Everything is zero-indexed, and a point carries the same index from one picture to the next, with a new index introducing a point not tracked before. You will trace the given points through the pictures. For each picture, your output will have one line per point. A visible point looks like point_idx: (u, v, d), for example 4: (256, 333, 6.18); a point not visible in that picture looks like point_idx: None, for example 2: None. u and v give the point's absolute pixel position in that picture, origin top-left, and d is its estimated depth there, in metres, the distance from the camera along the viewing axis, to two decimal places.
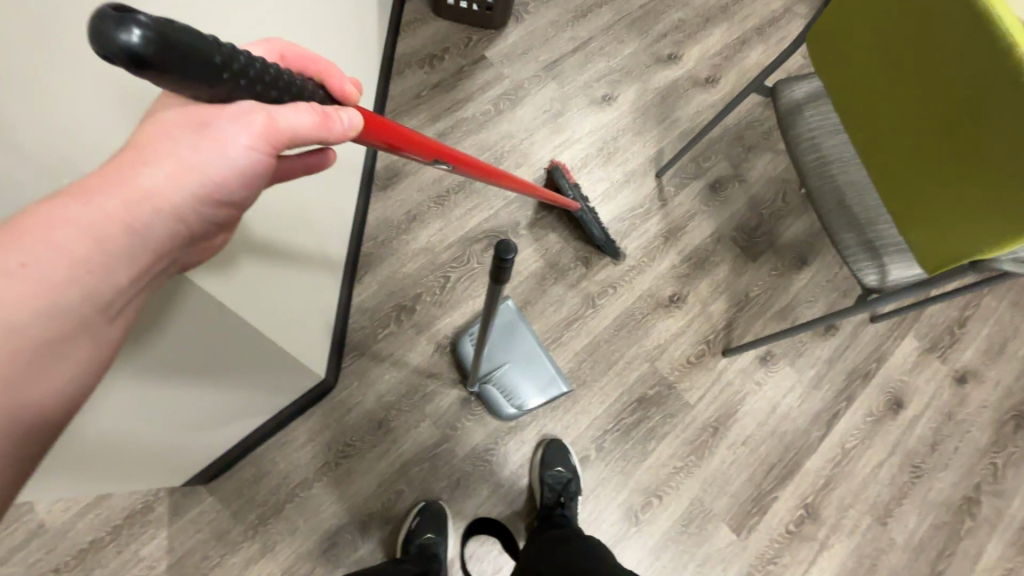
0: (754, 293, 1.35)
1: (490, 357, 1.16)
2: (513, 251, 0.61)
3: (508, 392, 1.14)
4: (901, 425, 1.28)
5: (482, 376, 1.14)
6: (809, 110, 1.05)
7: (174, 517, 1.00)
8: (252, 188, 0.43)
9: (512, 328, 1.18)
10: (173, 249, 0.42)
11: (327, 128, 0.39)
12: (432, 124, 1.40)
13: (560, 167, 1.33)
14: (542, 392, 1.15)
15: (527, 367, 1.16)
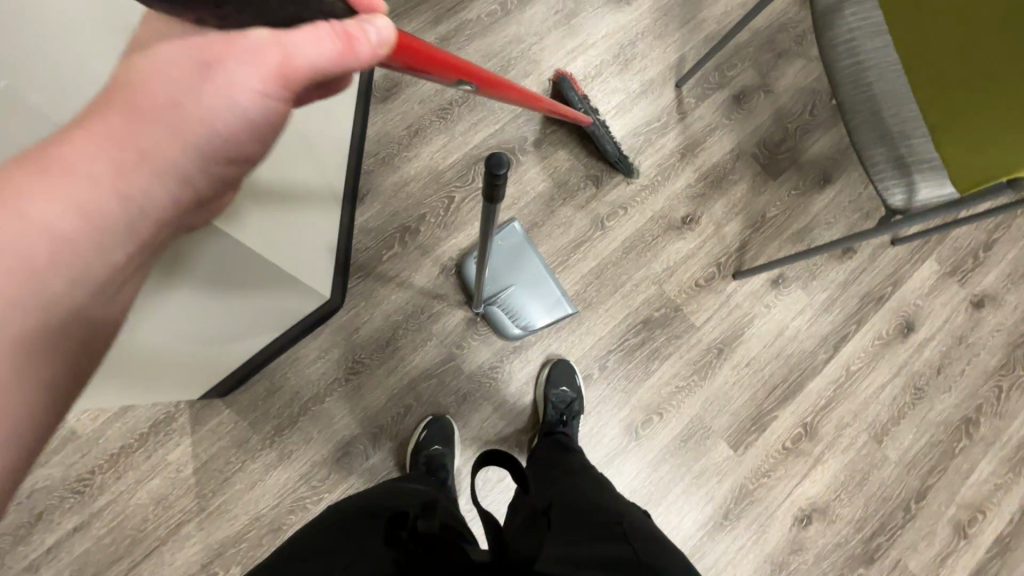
0: (771, 214, 1.30)
1: (495, 280, 1.16)
2: (503, 165, 0.59)
3: (514, 314, 1.15)
4: (910, 348, 1.27)
5: (488, 298, 1.15)
6: (850, 8, 0.94)
7: (196, 426, 1.06)
8: (264, 138, 0.41)
9: (520, 251, 1.17)
10: (182, 209, 0.41)
11: (344, 53, 0.33)
12: (434, 27, 1.29)
13: (568, 77, 1.24)
14: (548, 314, 1.16)
15: (532, 289, 1.16)
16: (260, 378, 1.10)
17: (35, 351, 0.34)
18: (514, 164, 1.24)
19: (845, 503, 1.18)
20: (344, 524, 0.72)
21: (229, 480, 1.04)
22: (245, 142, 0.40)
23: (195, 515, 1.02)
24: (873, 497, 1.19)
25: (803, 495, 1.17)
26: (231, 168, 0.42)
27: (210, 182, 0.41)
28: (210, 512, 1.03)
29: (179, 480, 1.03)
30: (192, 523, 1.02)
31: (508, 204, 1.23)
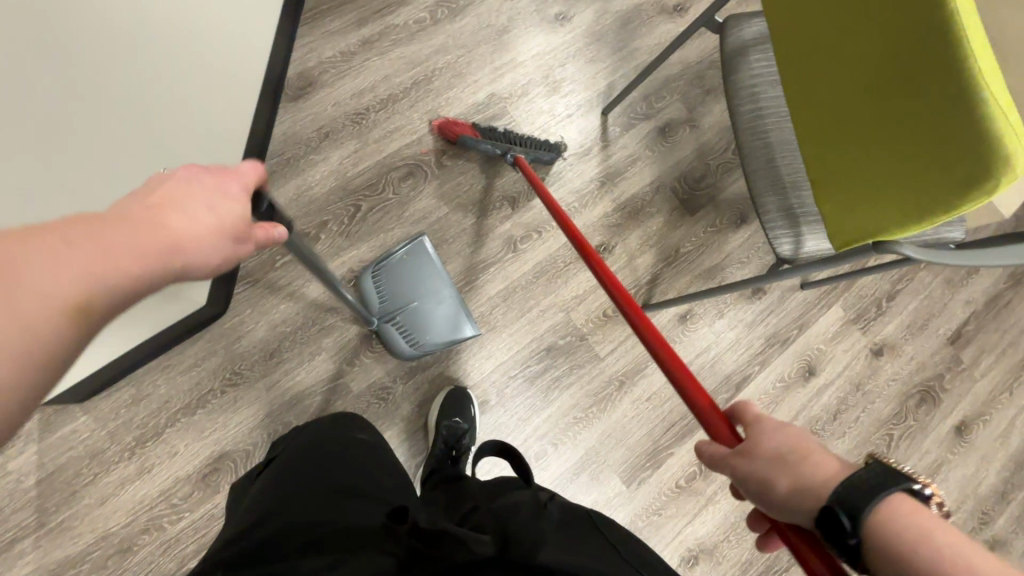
0: (685, 248, 1.30)
1: (394, 296, 1.10)
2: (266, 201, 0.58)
3: (409, 333, 1.09)
4: (808, 392, 1.29)
5: (384, 314, 1.09)
6: (754, 55, 0.95)
7: (45, 433, 0.97)
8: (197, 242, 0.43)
9: (421, 265, 1.12)
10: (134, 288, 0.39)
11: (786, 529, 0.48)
12: (357, 29, 1.24)
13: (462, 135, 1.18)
14: (450, 332, 1.10)
15: (431, 305, 1.10)
16: (126, 383, 1.01)
17: (38, 347, 0.33)
18: (428, 177, 1.21)
19: (733, 545, 1.18)
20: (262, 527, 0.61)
21: (77, 496, 0.96)
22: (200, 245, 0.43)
23: (33, 530, 0.94)
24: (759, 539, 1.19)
25: (691, 535, 1.17)
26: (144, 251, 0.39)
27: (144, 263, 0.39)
28: (51, 527, 0.94)
29: (18, 492, 0.94)
30: (28, 540, 0.93)
31: (418, 218, 1.19)
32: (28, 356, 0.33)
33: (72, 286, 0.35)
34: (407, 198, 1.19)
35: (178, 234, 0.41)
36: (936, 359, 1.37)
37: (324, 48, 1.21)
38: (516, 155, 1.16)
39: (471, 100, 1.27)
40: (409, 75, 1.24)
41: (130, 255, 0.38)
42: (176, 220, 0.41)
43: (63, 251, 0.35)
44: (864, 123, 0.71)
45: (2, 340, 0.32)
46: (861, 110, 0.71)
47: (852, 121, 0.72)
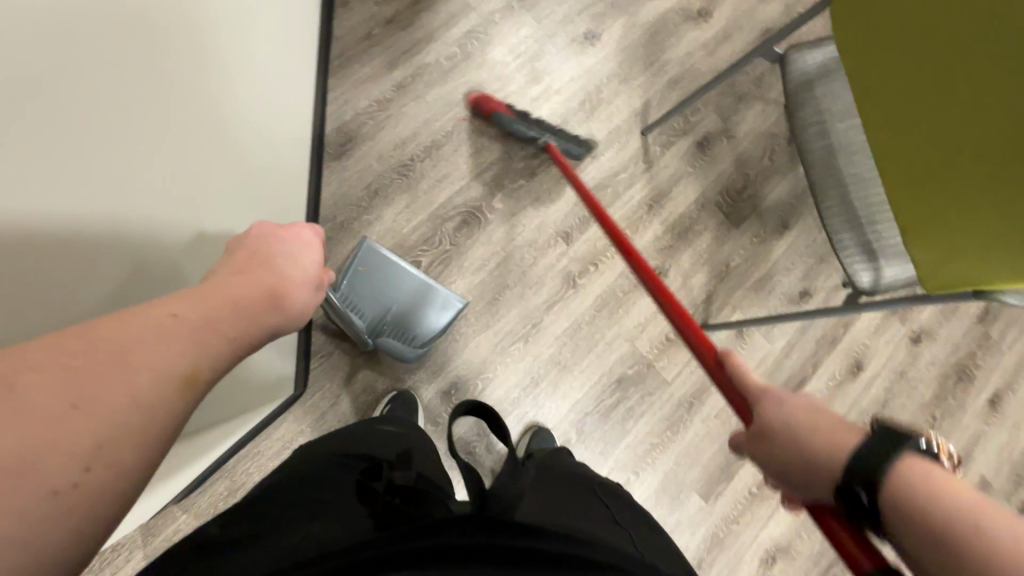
0: (735, 263, 1.32)
1: (373, 306, 1.08)
2: None
3: (403, 333, 1.08)
4: (859, 386, 1.35)
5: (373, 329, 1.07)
6: (819, 89, 0.95)
7: (149, 538, 0.96)
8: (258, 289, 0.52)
9: (382, 267, 1.08)
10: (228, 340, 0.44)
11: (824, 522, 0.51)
12: (389, 74, 1.19)
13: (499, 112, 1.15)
14: (438, 313, 1.09)
15: (415, 300, 1.09)
16: (219, 475, 1.00)
17: (152, 425, 0.35)
18: (482, 223, 1.20)
19: (805, 541, 1.26)
20: (282, 487, 0.67)
21: None
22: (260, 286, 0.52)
23: None
24: None
25: (766, 537, 1.24)
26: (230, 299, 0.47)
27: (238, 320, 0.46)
28: None
29: None
30: None
31: (477, 267, 1.18)
32: (142, 433, 0.34)
33: (183, 359, 0.38)
34: (464, 247, 1.18)
35: (245, 309, 0.48)
36: (968, 338, 1.45)
37: (358, 99, 1.16)
38: (548, 140, 1.14)
39: (511, 136, 1.24)
40: (447, 118, 1.21)
41: (215, 328, 0.43)
42: (239, 296, 0.48)
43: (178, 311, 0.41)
44: (936, 167, 0.76)
45: (128, 413, 0.34)
46: (951, 166, 0.74)
47: (947, 168, 0.75)
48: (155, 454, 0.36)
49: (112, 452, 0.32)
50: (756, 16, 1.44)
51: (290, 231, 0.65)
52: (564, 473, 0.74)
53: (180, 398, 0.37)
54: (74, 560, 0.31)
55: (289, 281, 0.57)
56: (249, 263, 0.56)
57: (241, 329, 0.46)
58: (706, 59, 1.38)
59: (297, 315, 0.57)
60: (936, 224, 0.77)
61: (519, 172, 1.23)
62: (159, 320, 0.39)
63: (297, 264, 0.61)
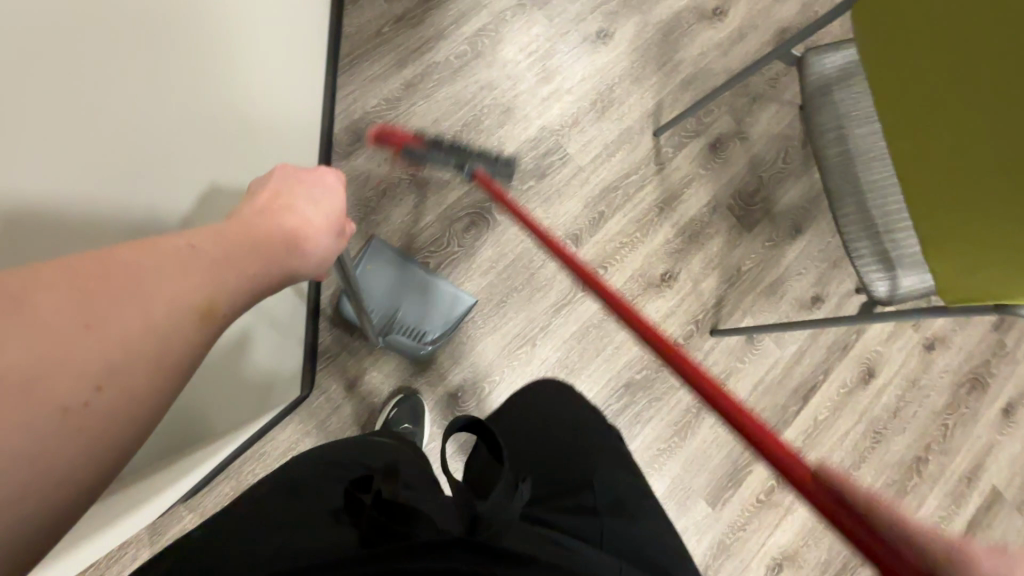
0: (746, 267, 1.30)
1: (382, 303, 1.08)
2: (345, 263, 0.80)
3: (412, 331, 1.08)
4: (870, 394, 1.34)
5: (383, 326, 1.07)
6: (837, 93, 0.93)
7: (155, 537, 0.96)
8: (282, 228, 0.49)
9: (388, 266, 1.10)
10: (251, 273, 0.42)
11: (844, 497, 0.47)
12: (399, 72, 1.18)
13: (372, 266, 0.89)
14: (446, 310, 1.10)
15: (425, 295, 1.10)
16: (225, 476, 1.00)
17: (165, 353, 0.34)
18: (490, 225, 1.19)
19: (812, 549, 1.24)
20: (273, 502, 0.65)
21: None
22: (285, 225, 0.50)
23: None
24: (835, 539, 1.26)
25: (773, 545, 1.23)
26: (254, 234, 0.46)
27: (261, 256, 0.44)
28: None
29: None
30: None
31: (484, 269, 1.18)
32: (155, 360, 0.34)
33: (199, 290, 0.37)
34: (472, 249, 1.17)
35: (264, 246, 0.45)
36: (983, 346, 1.42)
37: (367, 97, 1.15)
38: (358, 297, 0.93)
39: (522, 136, 1.22)
40: (456, 118, 1.19)
41: (234, 264, 0.41)
42: (261, 235, 0.46)
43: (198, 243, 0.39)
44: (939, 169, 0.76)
45: (140, 337, 0.33)
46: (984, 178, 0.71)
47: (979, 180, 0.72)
48: (171, 384, 0.35)
49: (125, 376, 0.32)
50: (772, 15, 1.41)
51: (312, 175, 0.59)
52: (562, 482, 0.72)
53: (196, 330, 0.36)
54: (85, 480, 0.31)
55: (311, 227, 0.53)
56: (274, 204, 0.53)
57: (262, 268, 0.44)
58: (721, 59, 1.36)
59: (319, 261, 0.54)
60: (954, 233, 0.76)
61: (528, 173, 1.22)
62: (176, 249, 0.37)
63: (321, 208, 0.56)
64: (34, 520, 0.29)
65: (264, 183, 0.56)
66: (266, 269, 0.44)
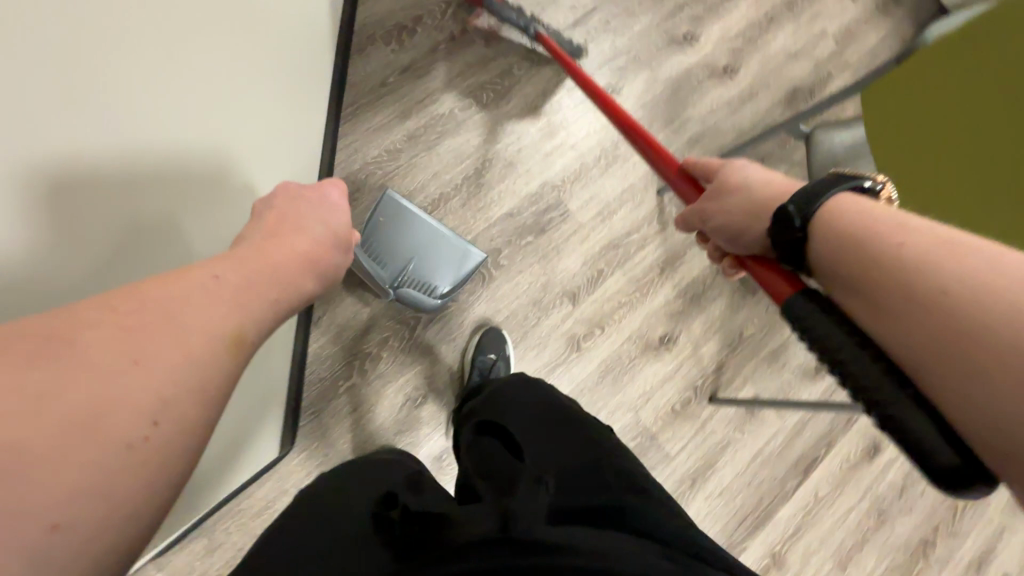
0: (749, 331, 1.26)
1: (394, 256, 1.08)
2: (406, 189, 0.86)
3: (425, 285, 1.09)
4: (875, 470, 1.28)
5: (394, 278, 1.07)
6: (846, 174, 0.89)
7: None
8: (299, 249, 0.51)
9: (402, 219, 1.09)
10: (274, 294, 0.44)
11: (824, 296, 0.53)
12: (402, 123, 1.17)
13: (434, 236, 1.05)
14: (458, 267, 1.11)
15: (437, 251, 1.10)
16: (198, 533, 0.97)
17: (209, 379, 0.35)
18: (486, 280, 1.17)
19: None
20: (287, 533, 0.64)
21: None
22: (298, 245, 0.52)
23: None
24: None
25: None
26: (273, 259, 0.47)
27: (284, 279, 0.46)
28: None
29: None
30: None
31: (477, 326, 1.15)
32: (202, 389, 0.34)
33: (232, 317, 0.38)
34: (466, 304, 1.15)
35: (279, 272, 0.46)
36: None
37: (368, 147, 1.15)
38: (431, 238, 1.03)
39: (523, 192, 1.21)
40: (458, 169, 1.18)
41: (254, 291, 0.42)
42: (274, 263, 0.47)
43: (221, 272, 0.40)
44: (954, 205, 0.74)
45: (187, 367, 0.34)
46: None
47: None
48: (215, 413, 0.36)
49: (177, 407, 0.33)
50: (784, 74, 1.40)
51: (311, 193, 0.62)
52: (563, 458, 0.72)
53: (232, 356, 0.37)
54: (148, 513, 0.31)
55: (317, 247, 0.54)
56: (282, 225, 0.54)
57: (279, 293, 0.45)
58: (730, 117, 1.34)
59: (328, 280, 0.55)
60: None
61: (528, 228, 1.20)
62: (200, 283, 0.38)
63: (324, 232, 0.57)
64: (109, 549, 0.30)
65: (265, 210, 0.57)
66: (287, 289, 0.46)
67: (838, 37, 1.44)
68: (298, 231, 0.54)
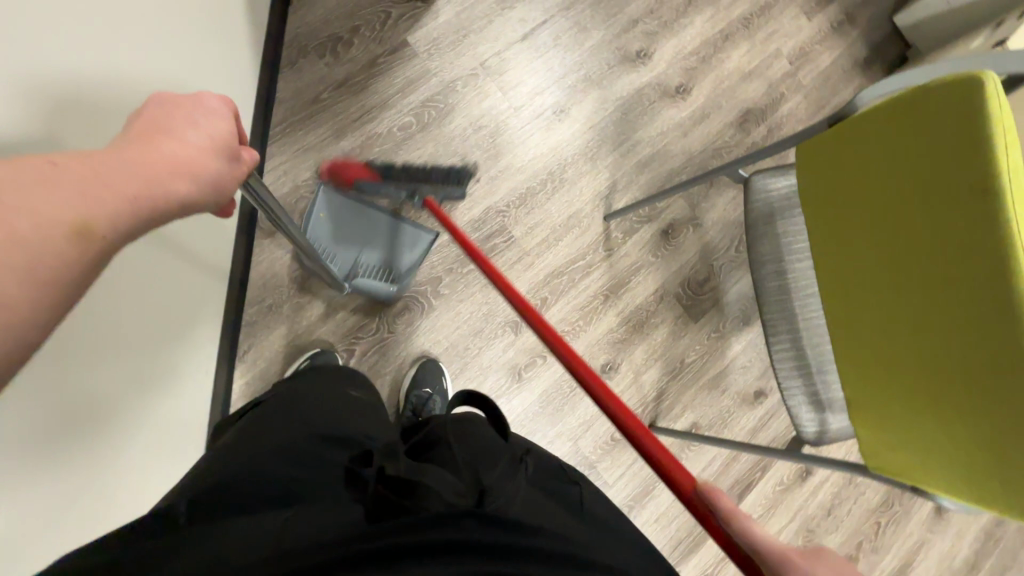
0: (690, 358, 1.27)
1: (343, 251, 1.07)
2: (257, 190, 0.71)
3: (379, 271, 1.08)
4: (806, 492, 1.31)
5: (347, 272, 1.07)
6: (781, 224, 0.89)
7: None
8: (181, 164, 0.41)
9: (346, 209, 1.07)
10: (144, 199, 0.37)
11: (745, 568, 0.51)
12: (336, 143, 1.11)
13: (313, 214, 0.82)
14: (411, 249, 1.09)
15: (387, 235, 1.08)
16: None
17: (49, 265, 0.30)
18: (425, 309, 1.14)
19: None
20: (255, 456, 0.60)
21: None
22: (180, 154, 0.41)
23: None
24: None
25: None
26: (147, 161, 0.38)
27: (161, 187, 0.38)
28: None
29: None
30: None
31: (412, 358, 1.12)
32: (34, 276, 0.29)
33: (78, 206, 0.32)
34: (403, 335, 1.12)
35: (154, 171, 0.38)
36: None
37: (300, 169, 1.09)
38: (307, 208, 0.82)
39: (465, 217, 1.17)
40: None
41: (113, 182, 0.35)
42: (150, 158, 0.39)
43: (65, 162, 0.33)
44: (884, 298, 0.68)
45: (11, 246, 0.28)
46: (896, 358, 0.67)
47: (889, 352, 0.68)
48: (59, 304, 0.31)
49: (3, 285, 0.27)
50: (738, 95, 1.37)
51: (190, 99, 0.45)
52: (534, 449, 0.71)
53: (79, 248, 0.31)
54: None
55: (198, 152, 0.43)
56: (157, 141, 0.42)
57: (151, 187, 0.37)
58: (680, 139, 1.32)
59: (218, 190, 0.45)
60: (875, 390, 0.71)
61: None
62: (37, 170, 0.31)
63: (210, 134, 0.45)
64: None
65: (131, 115, 0.43)
66: (162, 199, 0.38)
67: (793, 57, 1.43)
68: (180, 144, 0.42)
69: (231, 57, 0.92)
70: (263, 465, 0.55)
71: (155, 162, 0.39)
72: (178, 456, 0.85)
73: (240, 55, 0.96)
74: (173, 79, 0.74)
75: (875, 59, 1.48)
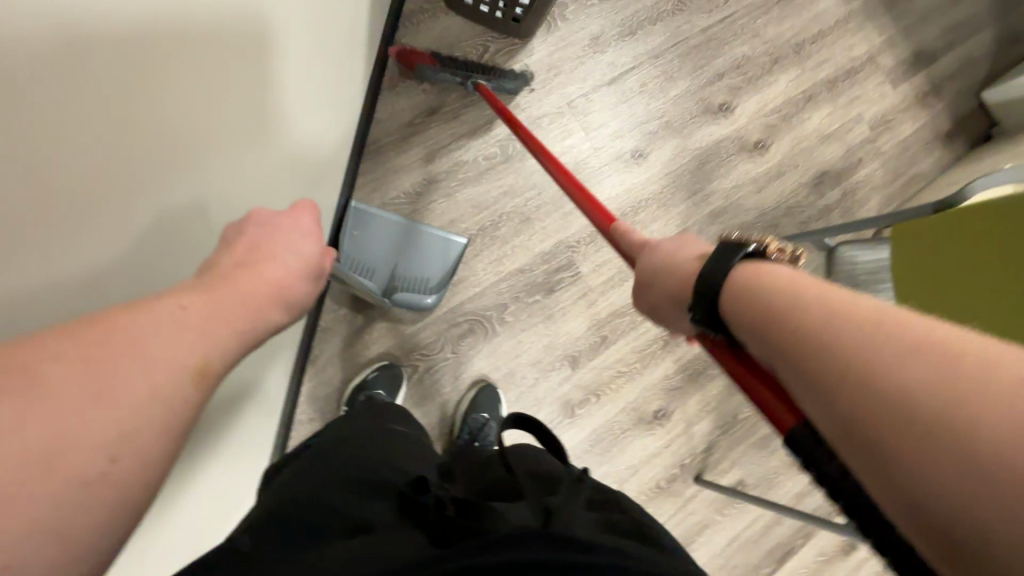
0: (743, 414, 1.25)
1: (381, 268, 1.08)
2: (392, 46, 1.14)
3: (415, 284, 1.09)
4: (849, 564, 1.26)
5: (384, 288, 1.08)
6: (865, 298, 0.89)
7: None
8: (273, 284, 0.46)
9: (376, 229, 1.08)
10: (242, 331, 0.40)
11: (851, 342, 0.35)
12: (423, 166, 1.16)
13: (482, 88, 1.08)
14: (444, 252, 1.11)
15: (417, 246, 1.10)
16: None
17: (175, 414, 0.33)
18: (488, 334, 1.16)
19: None
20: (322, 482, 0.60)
21: None
22: (270, 274, 0.47)
23: None
24: None
25: None
26: (247, 290, 0.43)
27: (258, 316, 0.43)
28: None
29: None
30: None
31: (469, 381, 1.14)
32: (163, 427, 0.32)
33: (196, 349, 0.35)
34: (464, 358, 1.15)
35: (255, 299, 0.43)
36: None
37: (387, 187, 1.14)
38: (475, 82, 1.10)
39: (536, 249, 1.19)
40: (475, 220, 1.17)
41: (221, 319, 0.39)
42: (250, 286, 0.44)
43: (185, 306, 0.37)
44: None
45: (147, 404, 0.31)
46: None
47: None
48: (174, 451, 0.33)
49: (136, 442, 0.30)
50: (815, 155, 1.38)
51: (287, 220, 0.55)
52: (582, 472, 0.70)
53: (197, 389, 0.34)
54: (105, 546, 0.29)
55: (291, 274, 0.49)
56: (250, 256, 0.48)
57: (252, 315, 0.42)
58: (754, 194, 1.33)
59: (299, 307, 0.50)
60: None
61: (538, 287, 1.19)
62: (166, 315, 0.35)
63: (300, 254, 0.52)
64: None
65: (238, 231, 0.52)
66: (256, 325, 0.42)
67: (873, 123, 1.42)
68: (274, 263, 0.48)
69: (342, 88, 0.97)
70: (322, 507, 0.56)
71: (257, 291, 0.44)
72: (251, 484, 0.87)
73: (352, 86, 1.02)
74: (294, 119, 0.79)
75: (958, 132, 1.47)
